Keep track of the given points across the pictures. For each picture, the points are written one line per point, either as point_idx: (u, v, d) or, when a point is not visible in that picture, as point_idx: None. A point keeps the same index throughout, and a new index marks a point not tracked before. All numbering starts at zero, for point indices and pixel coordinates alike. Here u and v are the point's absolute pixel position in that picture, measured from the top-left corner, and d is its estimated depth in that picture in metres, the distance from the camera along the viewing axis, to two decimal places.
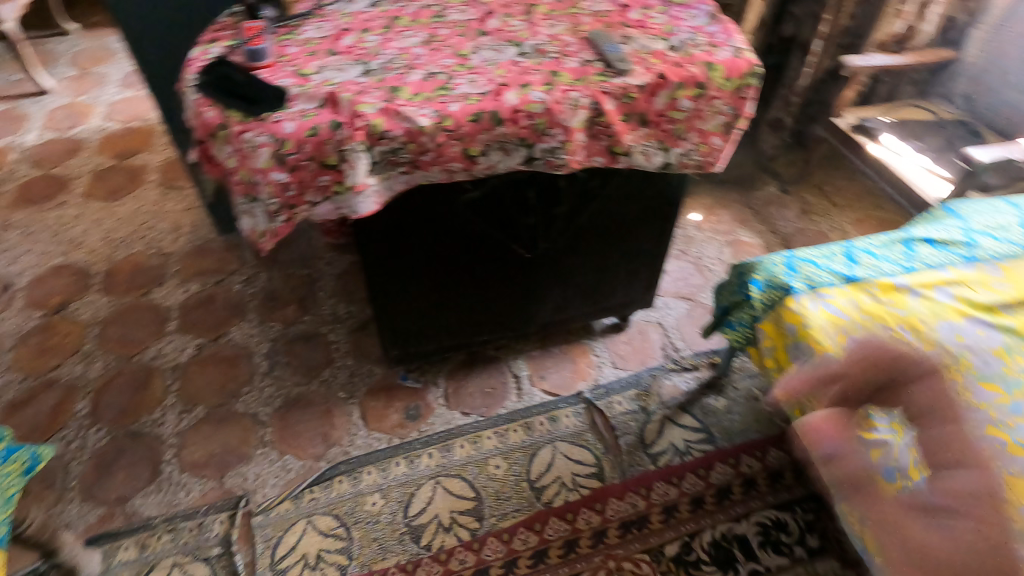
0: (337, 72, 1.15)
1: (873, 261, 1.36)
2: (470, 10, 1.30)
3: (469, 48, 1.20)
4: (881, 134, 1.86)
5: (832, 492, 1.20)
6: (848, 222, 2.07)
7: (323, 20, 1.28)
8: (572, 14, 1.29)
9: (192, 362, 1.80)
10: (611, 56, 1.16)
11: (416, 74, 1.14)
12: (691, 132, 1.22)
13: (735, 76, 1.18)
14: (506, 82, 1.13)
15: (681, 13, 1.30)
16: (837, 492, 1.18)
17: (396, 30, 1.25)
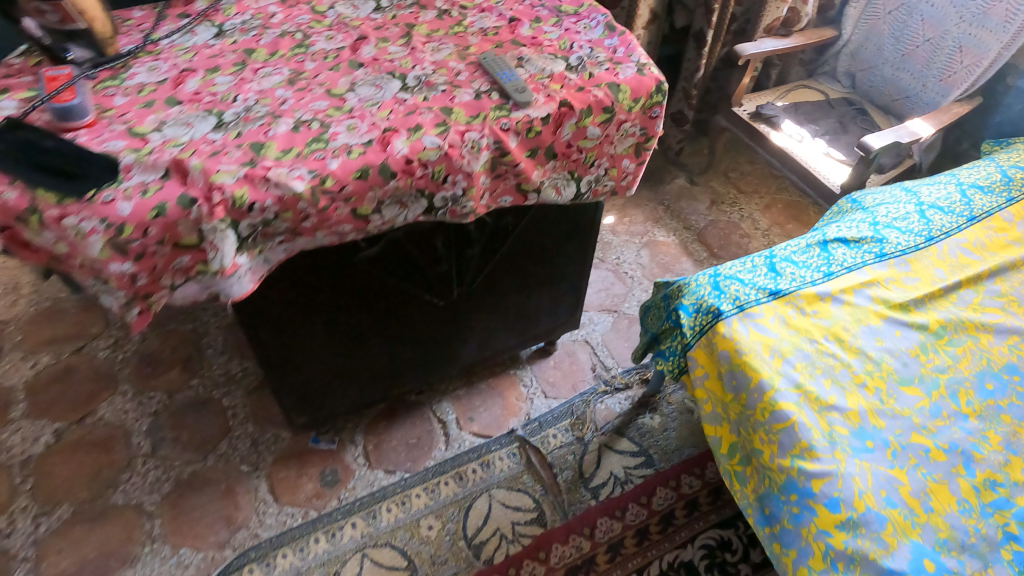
0: (181, 129, 0.95)
1: (795, 269, 1.30)
2: (339, 36, 1.12)
3: (344, 85, 1.03)
4: (780, 121, 1.82)
5: (758, 533, 1.15)
6: (756, 209, 2.06)
7: (157, 59, 1.06)
8: (458, 34, 1.13)
9: (49, 452, 1.52)
10: (506, 84, 1.02)
11: (283, 125, 0.96)
12: (602, 158, 1.10)
13: (642, 96, 1.06)
14: (392, 127, 0.96)
15: (575, 24, 1.16)
16: (766, 533, 1.14)
17: (252, 67, 1.05)
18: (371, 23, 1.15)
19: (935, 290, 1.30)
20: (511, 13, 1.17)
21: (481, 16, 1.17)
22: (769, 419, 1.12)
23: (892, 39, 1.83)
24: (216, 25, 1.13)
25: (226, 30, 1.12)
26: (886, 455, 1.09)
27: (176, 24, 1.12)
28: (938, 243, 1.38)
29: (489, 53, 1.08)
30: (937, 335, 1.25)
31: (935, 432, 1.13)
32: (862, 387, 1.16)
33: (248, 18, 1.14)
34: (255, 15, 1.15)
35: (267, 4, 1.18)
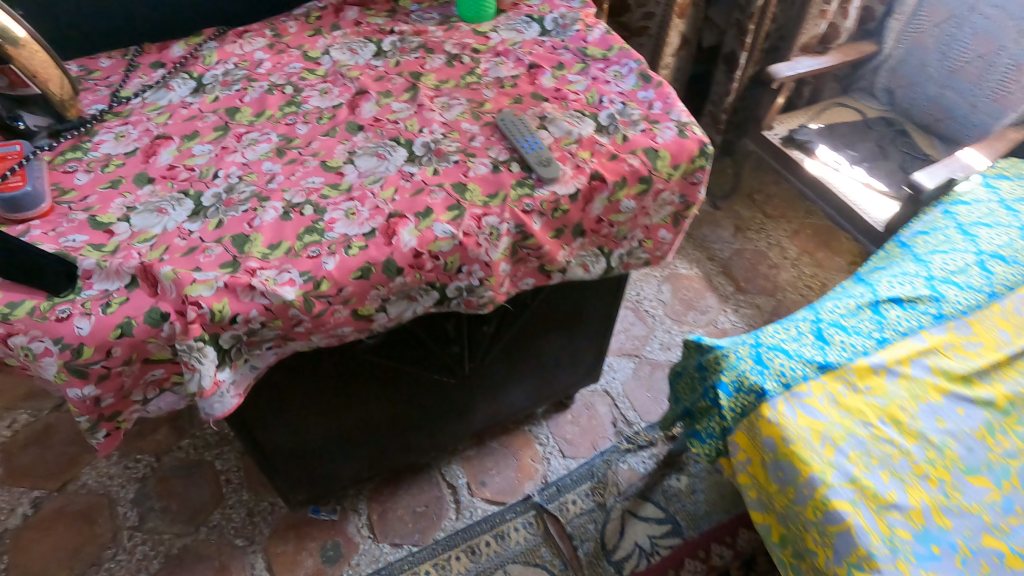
0: (152, 218, 0.81)
1: (843, 338, 1.17)
2: (335, 89, 0.97)
3: (341, 155, 0.89)
4: (815, 147, 1.66)
5: None
6: (784, 235, 1.92)
7: (125, 123, 0.92)
8: (470, 86, 0.99)
9: (25, 526, 1.36)
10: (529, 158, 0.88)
11: (269, 211, 0.82)
12: (636, 230, 0.97)
13: (683, 162, 0.92)
14: (398, 211, 0.83)
15: (604, 71, 1.01)
16: None
17: (235, 132, 0.91)
18: (371, 72, 1.00)
19: (1000, 358, 1.17)
20: (530, 58, 1.03)
21: (495, 62, 1.02)
22: (822, 519, 0.99)
23: (939, 53, 1.62)
24: (194, 77, 0.98)
25: (206, 84, 0.97)
26: (954, 563, 0.97)
27: (150, 76, 0.98)
28: (1001, 300, 1.25)
29: (506, 112, 0.94)
30: (1005, 413, 1.13)
31: (1008, 533, 1.01)
32: (925, 479, 1.04)
33: (231, 68, 0.99)
34: (239, 63, 1.00)
35: (253, 48, 1.03)
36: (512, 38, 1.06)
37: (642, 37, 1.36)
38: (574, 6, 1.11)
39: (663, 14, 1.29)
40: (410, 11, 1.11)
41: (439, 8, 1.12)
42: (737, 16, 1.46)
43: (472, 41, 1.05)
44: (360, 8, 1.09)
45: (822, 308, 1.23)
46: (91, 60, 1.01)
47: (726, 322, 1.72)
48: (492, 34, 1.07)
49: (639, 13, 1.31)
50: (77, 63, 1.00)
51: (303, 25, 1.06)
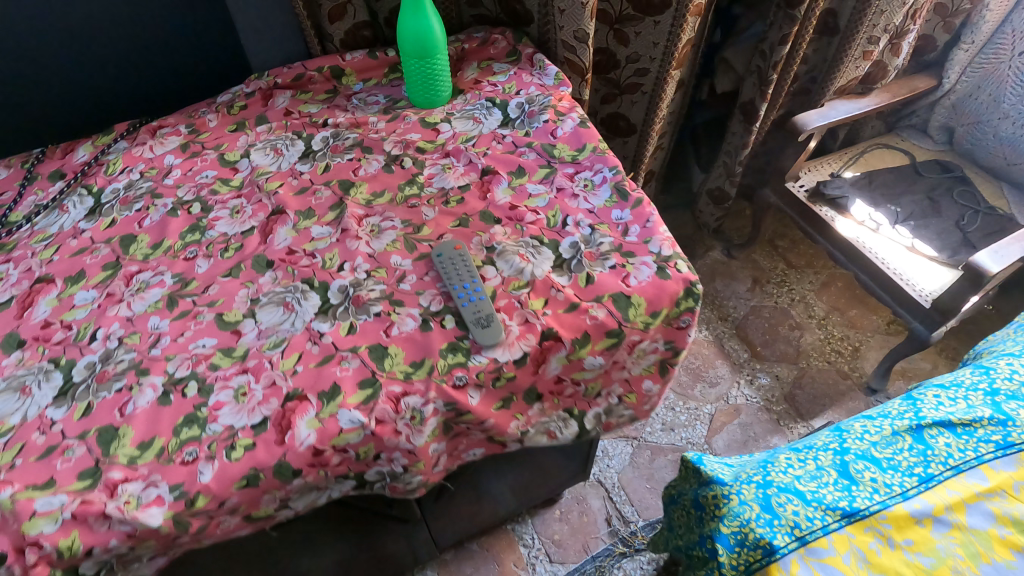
0: (12, 400, 0.68)
1: (876, 475, 0.91)
2: (248, 208, 0.82)
3: (242, 304, 0.74)
4: (849, 204, 1.45)
5: None
6: (810, 289, 1.71)
7: (7, 260, 0.80)
8: (409, 201, 0.82)
9: None
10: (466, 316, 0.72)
11: (146, 390, 0.69)
12: (613, 384, 0.79)
13: (664, 308, 0.73)
14: (298, 390, 0.68)
15: (571, 178, 0.83)
16: None
17: (125, 272, 0.78)
18: (294, 181, 0.84)
19: None
20: (484, 160, 0.86)
21: (442, 167, 0.85)
22: None
23: (1017, 89, 1.35)
24: (93, 192, 0.86)
25: (104, 203, 0.84)
26: None
27: (45, 192, 0.87)
28: None
29: (445, 240, 0.78)
30: None
31: None
32: None
33: (136, 179, 0.86)
34: (145, 172, 0.87)
35: (164, 151, 0.89)
36: (467, 130, 0.89)
37: (635, 94, 1.14)
38: (546, 83, 0.93)
39: (658, 70, 1.09)
40: (353, 93, 0.95)
41: (386, 87, 0.96)
42: (756, 62, 1.27)
43: (418, 136, 0.88)
44: (293, 92, 0.95)
45: (849, 434, 0.99)
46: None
47: (739, 396, 1.54)
48: (442, 126, 0.90)
49: (629, 69, 1.10)
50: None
51: (224, 118, 0.92)
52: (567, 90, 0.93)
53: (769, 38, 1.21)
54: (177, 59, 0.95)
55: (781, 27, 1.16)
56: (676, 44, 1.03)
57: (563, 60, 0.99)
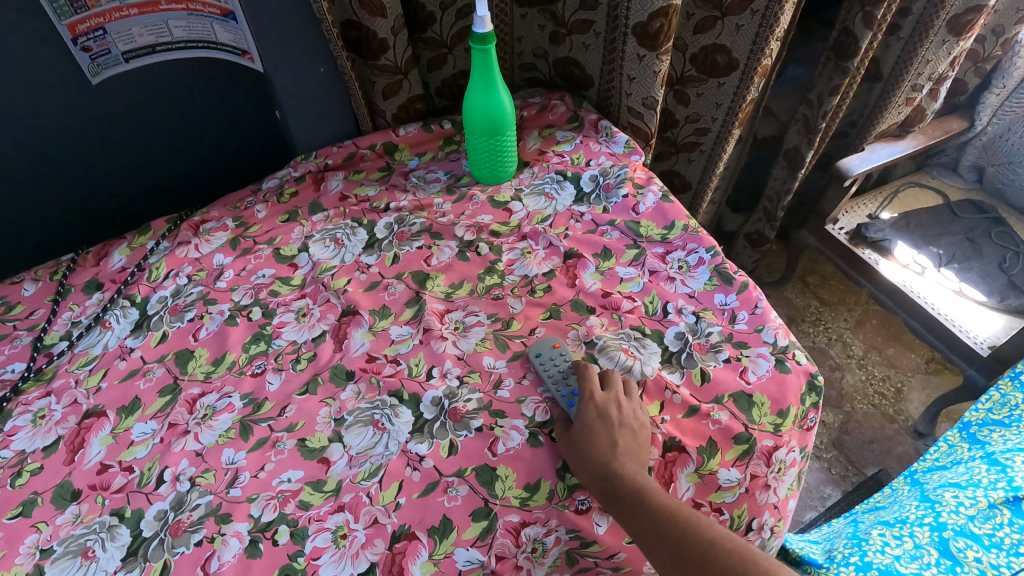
0: (73, 568, 0.58)
1: (981, 554, 0.68)
2: (315, 310, 0.75)
3: (324, 427, 0.66)
4: (891, 246, 1.39)
5: None
6: (845, 327, 1.67)
7: (48, 394, 0.70)
8: (492, 293, 0.76)
9: None
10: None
11: (231, 541, 0.59)
12: (759, 511, 0.66)
13: (790, 405, 0.67)
14: (406, 527, 0.60)
15: (663, 259, 0.78)
16: None
17: (186, 397, 0.69)
18: (362, 276, 0.77)
19: None
20: (566, 242, 0.80)
21: (521, 251, 0.79)
22: None
23: None
24: (137, 303, 0.76)
25: (151, 314, 0.75)
26: None
27: (82, 307, 0.77)
28: None
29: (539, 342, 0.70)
30: None
31: None
32: None
33: (184, 283, 0.77)
34: (193, 274, 0.78)
35: (211, 249, 0.81)
36: (541, 209, 0.83)
37: (692, 153, 1.10)
38: (616, 152, 0.88)
39: (719, 129, 1.03)
40: (409, 170, 0.89)
41: (444, 161, 0.90)
42: (803, 111, 1.21)
43: (490, 217, 0.82)
44: (344, 173, 0.87)
45: (940, 504, 0.76)
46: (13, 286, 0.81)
47: None
48: (514, 204, 0.84)
49: (688, 128, 1.06)
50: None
51: (274, 207, 0.84)
52: (639, 158, 0.87)
53: (818, 87, 1.16)
54: (214, 133, 0.86)
55: (831, 78, 1.11)
56: (741, 106, 0.97)
57: (626, 124, 0.94)
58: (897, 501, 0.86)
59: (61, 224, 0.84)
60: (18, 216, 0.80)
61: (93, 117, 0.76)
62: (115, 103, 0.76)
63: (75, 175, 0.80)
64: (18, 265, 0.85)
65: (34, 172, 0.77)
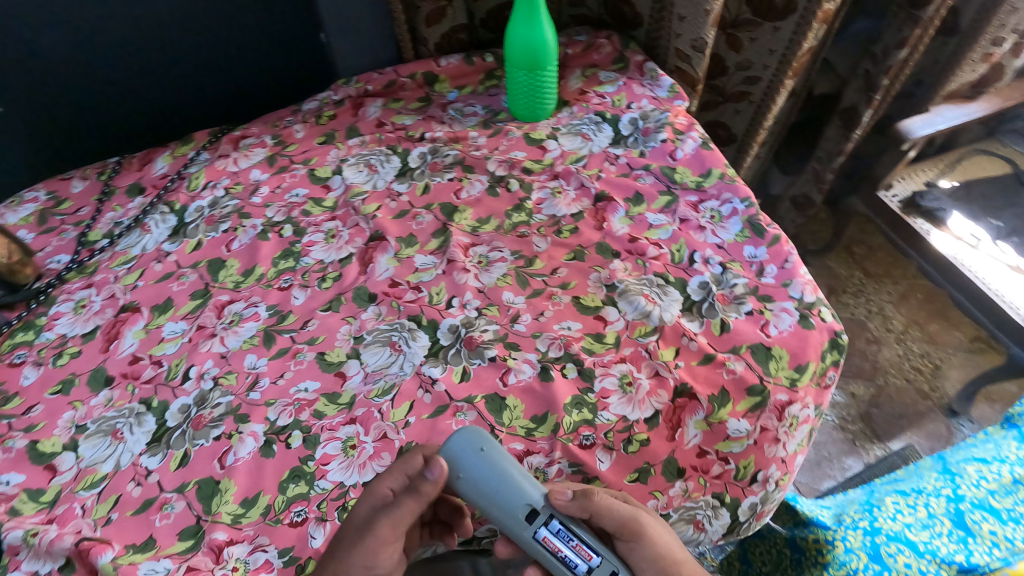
0: (104, 445, 0.64)
1: (991, 529, 0.73)
2: (344, 232, 0.76)
3: (344, 344, 0.69)
4: (946, 217, 1.33)
5: None
6: (888, 301, 1.60)
7: (89, 285, 0.75)
8: (518, 230, 0.76)
9: None
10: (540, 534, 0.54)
11: (247, 439, 0.63)
12: (768, 465, 0.64)
13: (810, 361, 0.66)
14: (412, 445, 0.62)
15: (695, 208, 0.76)
16: None
17: (216, 302, 0.72)
18: (392, 203, 0.78)
19: None
20: (597, 184, 0.79)
21: (551, 191, 0.78)
22: None
23: None
24: (176, 210, 0.79)
25: (188, 222, 0.78)
26: None
27: (125, 208, 0.81)
28: None
29: (448, 451, 0.54)
30: None
31: None
32: None
33: (221, 196, 0.80)
34: (230, 187, 0.80)
35: (248, 164, 0.83)
36: (576, 149, 0.82)
37: (740, 104, 1.07)
38: (659, 96, 0.86)
39: (770, 79, 1.00)
40: (447, 102, 0.88)
41: (483, 96, 0.89)
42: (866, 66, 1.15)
43: (523, 154, 0.82)
44: (383, 100, 0.88)
45: (960, 477, 0.82)
46: (63, 181, 0.86)
47: None
48: (549, 142, 0.83)
49: (738, 76, 1.03)
50: (45, 186, 0.85)
51: (312, 128, 0.85)
52: (683, 104, 0.85)
53: (884, 39, 1.09)
54: (263, 52, 0.87)
55: (900, 29, 1.05)
56: (796, 54, 0.94)
57: (674, 68, 0.91)
58: (918, 474, 0.90)
59: (125, 126, 0.89)
60: (86, 114, 0.86)
61: (146, 21, 0.79)
62: (164, 9, 0.79)
63: (134, 79, 0.84)
64: (80, 162, 0.92)
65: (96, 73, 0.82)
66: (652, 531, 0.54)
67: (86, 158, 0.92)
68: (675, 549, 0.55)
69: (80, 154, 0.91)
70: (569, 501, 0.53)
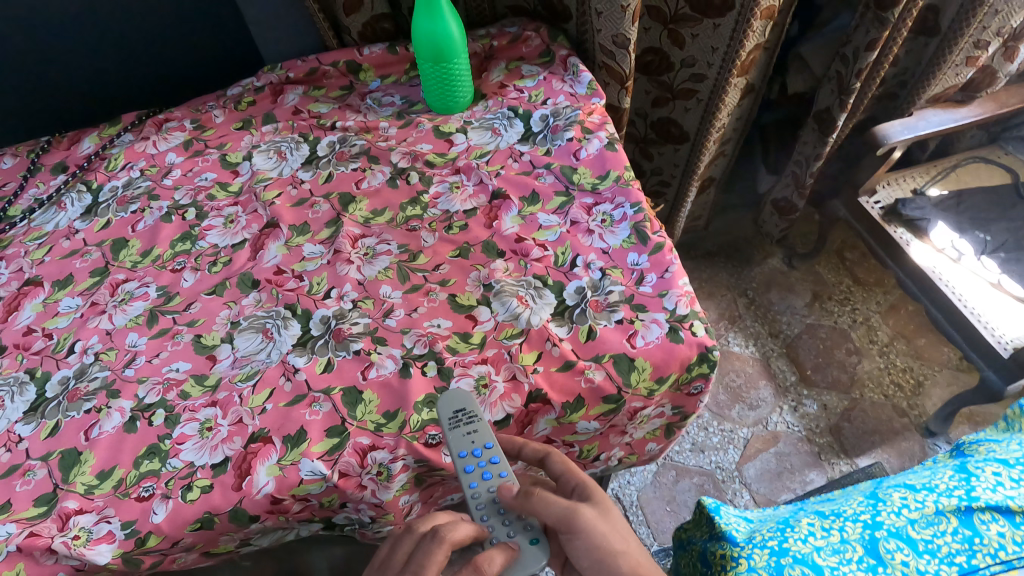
0: None
1: (910, 559, 0.57)
2: (242, 218, 0.79)
3: (221, 327, 0.71)
4: (930, 228, 1.19)
5: None
6: (875, 311, 1.51)
7: (1, 259, 0.81)
8: (408, 224, 0.76)
9: None
10: (451, 442, 0.59)
11: (114, 414, 0.66)
12: (611, 448, 0.72)
13: (672, 372, 0.64)
14: (264, 432, 0.63)
15: (589, 211, 0.74)
16: None
17: (112, 280, 0.76)
18: (293, 191, 0.80)
19: None
20: (496, 180, 0.78)
21: (449, 185, 0.78)
22: None
23: None
24: (92, 189, 0.85)
25: (101, 202, 0.83)
26: None
27: (46, 185, 0.87)
28: None
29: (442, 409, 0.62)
30: None
31: None
32: None
33: (135, 176, 0.85)
34: (145, 169, 0.85)
35: (167, 147, 0.87)
36: (482, 144, 0.81)
37: (689, 101, 1.03)
38: (577, 93, 0.83)
39: (716, 76, 0.96)
40: (368, 91, 0.89)
41: (404, 86, 0.89)
42: (837, 67, 1.08)
43: (428, 147, 0.82)
44: (305, 88, 0.90)
45: (883, 504, 0.63)
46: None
47: (779, 423, 1.37)
48: (457, 136, 0.82)
49: (684, 74, 0.99)
50: None
51: (230, 114, 0.89)
52: (599, 102, 0.83)
53: (854, 41, 1.01)
54: (193, 35, 0.91)
55: (867, 29, 0.97)
56: (737, 52, 0.90)
57: (601, 65, 0.88)
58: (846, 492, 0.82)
59: (75, 107, 0.95)
60: (39, 97, 0.91)
61: (91, 11, 0.83)
62: (116, 5, 0.84)
63: (87, 67, 0.89)
64: (27, 136, 0.96)
65: (48, 59, 0.87)
66: (587, 523, 0.54)
67: (32, 135, 0.96)
68: (620, 541, 0.54)
69: (29, 131, 0.96)
70: (512, 496, 0.58)
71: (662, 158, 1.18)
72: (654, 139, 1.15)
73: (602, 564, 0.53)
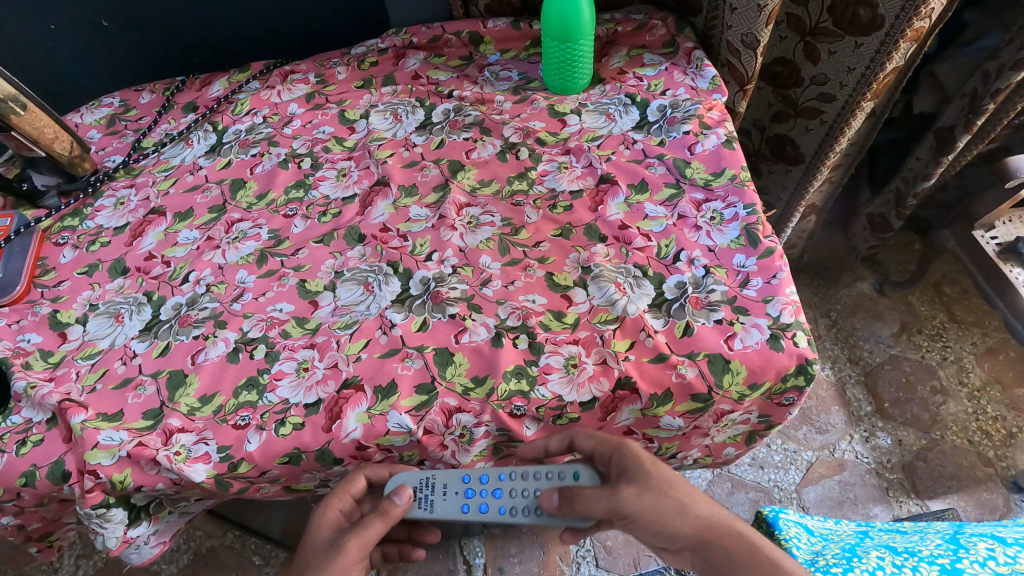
0: (106, 324, 0.73)
1: None
2: (354, 173, 0.82)
3: (325, 276, 0.73)
4: None
5: None
6: (969, 352, 1.43)
7: (131, 186, 0.87)
8: (513, 198, 0.77)
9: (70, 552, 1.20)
10: (446, 513, 0.60)
11: (219, 343, 0.69)
12: (691, 448, 0.72)
13: (766, 381, 0.63)
14: (357, 379, 0.65)
15: (698, 207, 0.73)
16: None
17: (227, 218, 0.80)
18: (405, 153, 0.82)
19: None
20: (605, 165, 0.77)
21: (558, 165, 0.79)
22: None
23: None
24: (218, 130, 0.89)
25: (225, 142, 0.88)
26: None
27: (177, 122, 0.93)
28: None
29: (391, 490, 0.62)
30: None
31: None
32: None
33: (258, 122, 0.89)
34: (268, 116, 0.89)
35: (289, 98, 0.91)
36: (596, 128, 0.81)
37: (812, 121, 0.99)
38: (698, 87, 0.82)
39: (846, 98, 0.92)
40: (487, 64, 0.90)
41: (523, 62, 0.90)
42: (974, 83, 1.02)
43: (541, 125, 0.82)
44: (426, 54, 0.92)
45: (966, 551, 0.60)
46: (135, 93, 1.00)
47: (848, 451, 1.32)
48: (571, 117, 0.82)
49: (812, 91, 0.96)
50: (120, 95, 1.00)
51: (353, 72, 0.92)
52: (721, 98, 0.81)
53: (1002, 57, 0.95)
54: None
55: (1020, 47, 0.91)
56: (875, 75, 0.85)
57: (725, 62, 0.86)
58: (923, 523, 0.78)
59: (211, 52, 1.02)
60: (177, 33, 0.98)
61: None
62: None
63: (227, 12, 0.96)
64: (168, 73, 1.06)
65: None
66: (632, 500, 0.55)
67: (171, 71, 1.05)
68: (675, 505, 0.55)
69: (168, 68, 1.05)
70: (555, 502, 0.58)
71: (772, 177, 1.15)
72: (767, 155, 1.13)
73: (660, 530, 0.55)
